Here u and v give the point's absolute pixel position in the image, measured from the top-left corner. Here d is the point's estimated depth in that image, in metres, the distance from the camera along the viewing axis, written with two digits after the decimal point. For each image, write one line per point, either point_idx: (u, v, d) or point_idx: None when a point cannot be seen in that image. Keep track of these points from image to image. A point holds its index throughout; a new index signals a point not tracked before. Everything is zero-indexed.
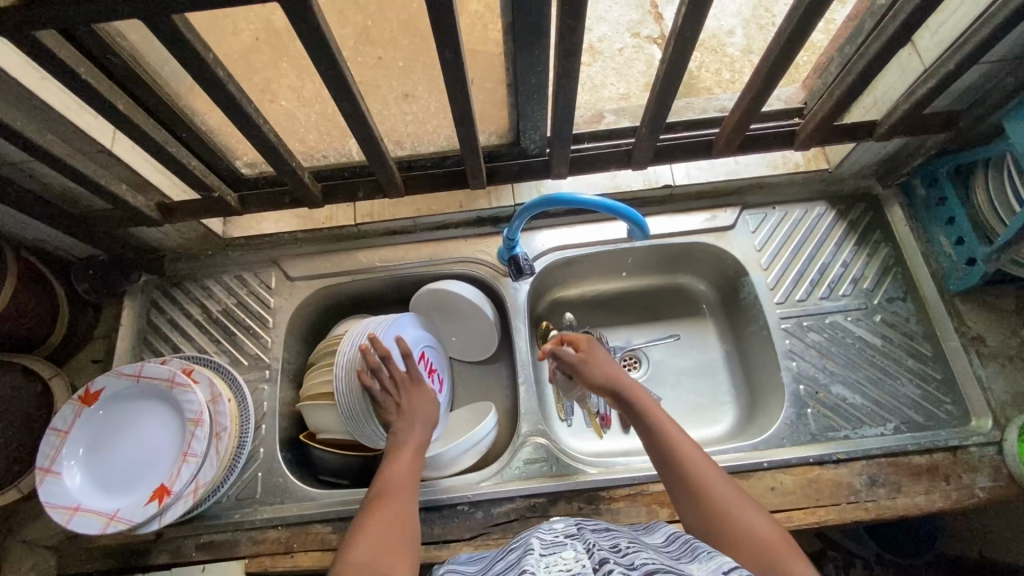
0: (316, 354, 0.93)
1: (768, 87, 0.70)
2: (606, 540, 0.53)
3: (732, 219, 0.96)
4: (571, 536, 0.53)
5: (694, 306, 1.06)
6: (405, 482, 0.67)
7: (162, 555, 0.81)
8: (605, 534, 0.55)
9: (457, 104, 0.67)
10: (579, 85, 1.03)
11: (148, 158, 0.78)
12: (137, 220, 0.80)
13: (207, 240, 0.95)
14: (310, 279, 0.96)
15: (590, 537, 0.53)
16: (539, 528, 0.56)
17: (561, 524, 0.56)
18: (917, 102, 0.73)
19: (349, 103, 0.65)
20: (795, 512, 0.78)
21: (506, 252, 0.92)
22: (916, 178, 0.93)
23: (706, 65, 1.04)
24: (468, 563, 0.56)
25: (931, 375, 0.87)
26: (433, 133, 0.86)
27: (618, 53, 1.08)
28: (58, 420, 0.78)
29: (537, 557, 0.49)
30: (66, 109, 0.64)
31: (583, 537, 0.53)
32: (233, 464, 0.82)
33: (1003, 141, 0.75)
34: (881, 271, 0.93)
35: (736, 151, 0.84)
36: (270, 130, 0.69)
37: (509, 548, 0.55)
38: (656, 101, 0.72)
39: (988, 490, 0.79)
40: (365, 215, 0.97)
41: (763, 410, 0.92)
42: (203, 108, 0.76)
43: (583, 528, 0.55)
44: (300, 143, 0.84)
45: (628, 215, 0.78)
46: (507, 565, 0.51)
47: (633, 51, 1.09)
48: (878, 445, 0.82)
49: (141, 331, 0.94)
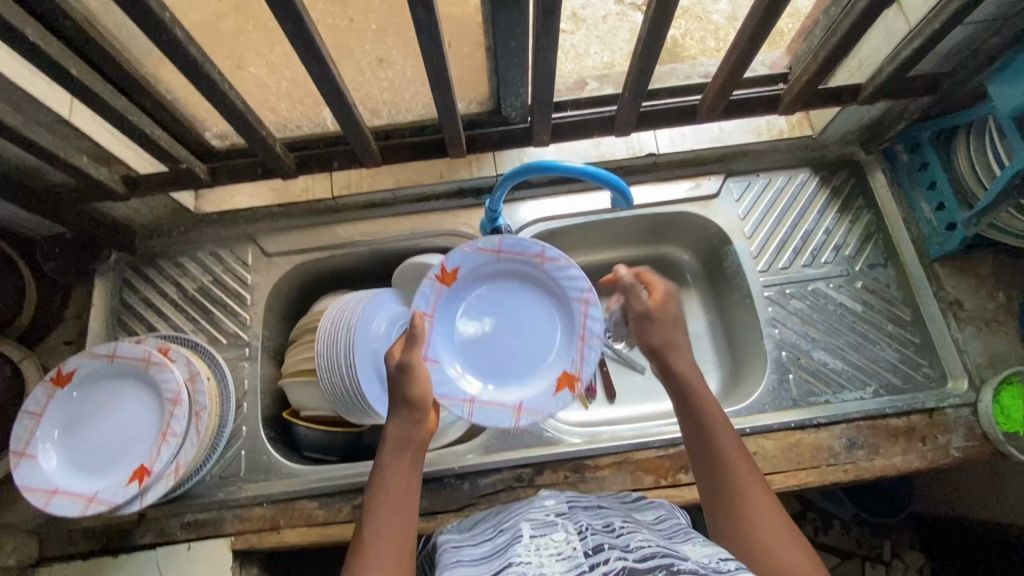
0: (297, 330, 0.92)
1: (753, 47, 0.68)
2: (598, 519, 0.54)
3: (716, 187, 0.95)
4: (562, 515, 0.54)
5: (678, 276, 1.05)
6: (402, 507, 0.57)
7: (146, 535, 0.80)
8: (596, 512, 0.56)
9: (433, 66, 0.64)
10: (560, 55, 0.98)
11: (110, 129, 0.75)
12: (101, 195, 0.76)
13: (178, 215, 0.92)
14: (288, 255, 0.94)
15: (581, 517, 0.54)
16: (531, 506, 0.57)
17: (552, 502, 0.57)
18: (902, 64, 0.72)
19: (319, 67, 0.62)
20: (776, 475, 0.80)
21: (489, 224, 0.89)
22: (900, 143, 0.92)
23: (689, 33, 0.97)
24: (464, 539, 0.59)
25: (909, 340, 0.88)
26: (411, 101, 0.83)
27: (602, 20, 1.01)
28: (31, 402, 0.76)
29: (528, 543, 0.51)
30: (16, 75, 0.60)
31: (573, 515, 0.54)
32: (215, 443, 0.81)
33: (983, 104, 0.75)
34: (863, 238, 0.93)
35: (719, 116, 0.83)
36: (237, 97, 0.65)
37: (502, 526, 0.56)
38: (639, 64, 0.69)
39: (962, 449, 0.81)
40: (343, 187, 0.95)
41: (746, 378, 0.93)
42: (167, 75, 0.72)
43: (574, 506, 0.56)
44: (272, 113, 0.81)
45: (612, 182, 0.76)
46: (498, 550, 0.52)
47: (618, 18, 1.02)
48: (857, 409, 0.83)
49: (114, 311, 0.91)
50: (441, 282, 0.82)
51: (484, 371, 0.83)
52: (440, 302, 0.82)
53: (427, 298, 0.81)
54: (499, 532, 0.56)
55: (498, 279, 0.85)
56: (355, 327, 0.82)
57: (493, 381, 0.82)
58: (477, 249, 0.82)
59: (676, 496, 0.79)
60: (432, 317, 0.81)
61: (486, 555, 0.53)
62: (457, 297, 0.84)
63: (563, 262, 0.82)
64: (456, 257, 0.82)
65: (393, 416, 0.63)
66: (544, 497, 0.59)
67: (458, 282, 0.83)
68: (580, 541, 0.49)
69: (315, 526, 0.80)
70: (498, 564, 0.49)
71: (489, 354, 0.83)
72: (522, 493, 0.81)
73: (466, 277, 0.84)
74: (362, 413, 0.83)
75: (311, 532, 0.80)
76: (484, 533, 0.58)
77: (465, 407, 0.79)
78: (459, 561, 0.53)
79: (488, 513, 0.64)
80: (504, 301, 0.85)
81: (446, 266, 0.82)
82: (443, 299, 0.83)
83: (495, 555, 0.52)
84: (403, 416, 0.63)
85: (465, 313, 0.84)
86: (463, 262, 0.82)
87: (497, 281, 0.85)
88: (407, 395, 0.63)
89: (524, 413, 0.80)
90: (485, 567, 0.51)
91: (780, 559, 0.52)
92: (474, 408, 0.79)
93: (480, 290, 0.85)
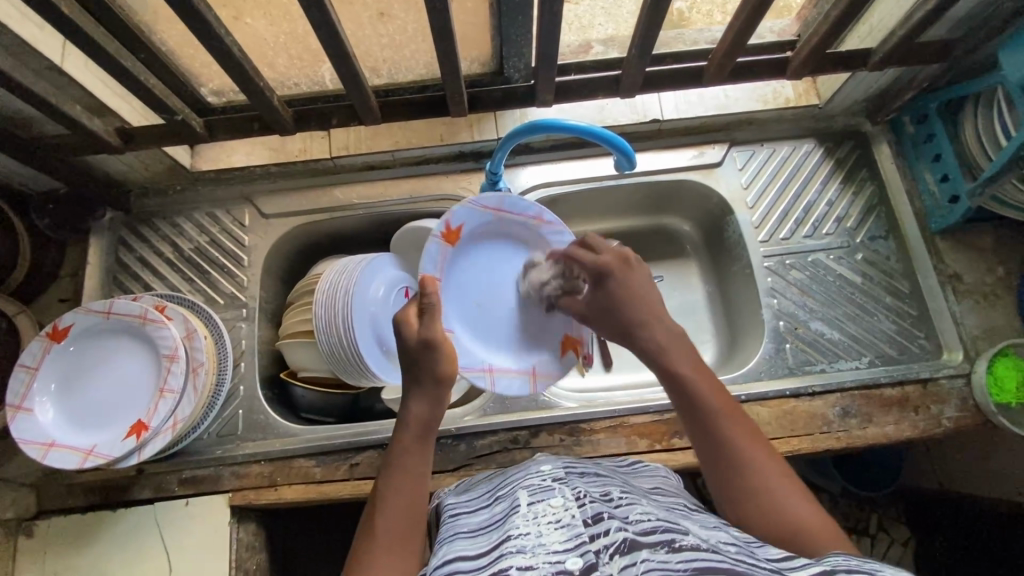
0: (295, 293, 0.92)
1: (764, 4, 0.66)
2: (596, 488, 0.54)
3: (720, 156, 0.95)
4: (559, 481, 0.54)
5: (678, 247, 1.05)
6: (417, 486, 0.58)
7: (144, 490, 0.80)
8: (593, 480, 0.56)
9: (435, 15, 0.62)
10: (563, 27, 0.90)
11: (104, 79, 0.73)
12: (95, 146, 0.75)
13: (173, 173, 0.90)
14: (286, 216, 0.93)
15: (579, 484, 0.54)
16: (528, 473, 0.58)
17: (549, 468, 0.58)
18: (914, 27, 0.70)
19: (318, 11, 0.60)
20: (769, 442, 0.80)
21: (489, 187, 0.87)
22: (907, 114, 0.91)
23: (697, 6, 0.88)
24: (464, 504, 0.59)
25: (907, 312, 0.88)
26: (411, 59, 0.82)
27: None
28: (26, 356, 0.75)
29: (525, 511, 0.51)
30: (6, 17, 0.58)
31: (571, 482, 0.54)
32: (213, 402, 0.81)
33: (995, 73, 0.73)
34: (865, 210, 0.93)
35: (727, 79, 0.81)
36: (233, 43, 0.63)
37: (499, 494, 0.58)
38: (646, 22, 0.67)
39: (953, 420, 0.81)
40: (341, 147, 0.92)
41: (742, 347, 0.93)
42: (160, 25, 0.70)
43: (572, 473, 0.57)
44: (270, 68, 0.79)
45: (615, 143, 0.74)
46: (497, 519, 0.53)
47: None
48: (852, 378, 0.84)
49: (110, 270, 0.90)
50: (446, 241, 0.77)
51: (495, 338, 0.81)
52: (443, 263, 0.78)
53: (433, 260, 0.76)
54: (498, 500, 0.57)
55: (494, 237, 0.82)
56: (353, 290, 0.82)
57: (507, 348, 0.81)
58: (478, 206, 0.78)
59: (670, 460, 0.80)
60: (439, 280, 0.77)
61: (486, 523, 0.53)
62: (458, 256, 0.79)
63: (557, 223, 0.82)
64: (460, 213, 0.77)
65: (421, 393, 0.62)
66: (540, 464, 0.60)
67: (460, 240, 0.79)
68: (578, 508, 0.49)
69: (311, 483, 0.81)
70: (495, 535, 0.49)
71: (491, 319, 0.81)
72: (518, 454, 0.81)
73: (467, 235, 0.79)
74: (360, 375, 0.83)
75: (307, 489, 0.80)
76: (484, 500, 0.58)
77: (487, 377, 0.77)
78: (461, 527, 0.54)
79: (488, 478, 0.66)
80: (506, 263, 0.82)
81: (450, 224, 0.76)
82: (448, 260, 0.78)
83: (496, 524, 0.52)
84: (432, 396, 0.62)
85: (464, 275, 0.80)
86: (471, 219, 0.78)
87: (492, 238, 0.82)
88: (435, 372, 0.62)
89: (537, 377, 0.81)
90: (485, 535, 0.51)
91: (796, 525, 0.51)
92: (495, 377, 0.78)
93: (477, 248, 0.81)
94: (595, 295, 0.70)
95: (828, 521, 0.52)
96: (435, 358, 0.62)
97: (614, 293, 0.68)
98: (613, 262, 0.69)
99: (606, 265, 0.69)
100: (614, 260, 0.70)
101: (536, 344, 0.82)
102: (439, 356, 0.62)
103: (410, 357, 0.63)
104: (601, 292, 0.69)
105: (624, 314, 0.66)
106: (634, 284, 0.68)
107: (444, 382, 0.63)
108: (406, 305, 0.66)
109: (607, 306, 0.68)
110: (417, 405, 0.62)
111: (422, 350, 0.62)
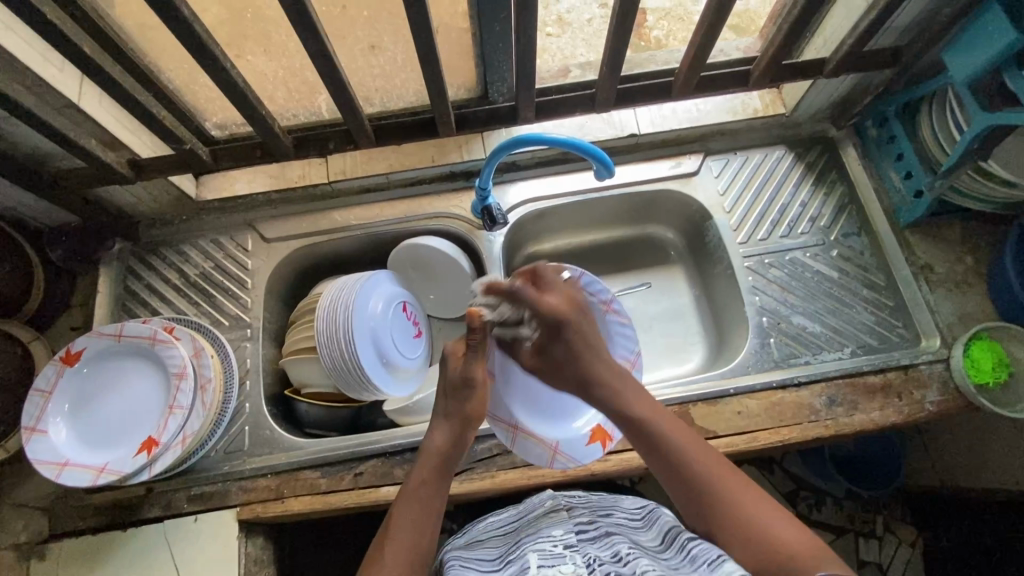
0: (297, 312, 0.95)
1: (719, 21, 0.72)
2: (605, 550, 0.57)
3: (696, 166, 1.00)
4: (571, 548, 0.57)
5: (663, 254, 1.10)
6: (429, 511, 0.61)
7: (153, 508, 0.82)
8: (604, 543, 0.59)
9: (421, 41, 0.68)
10: (543, 55, 0.98)
11: (118, 117, 0.78)
12: (108, 177, 0.80)
13: (180, 203, 0.95)
14: (287, 239, 0.97)
15: (589, 549, 0.57)
16: (539, 538, 0.60)
17: (560, 533, 0.61)
18: (861, 35, 0.77)
19: (314, 41, 0.65)
20: (759, 432, 0.83)
21: (479, 203, 0.93)
22: (869, 119, 0.97)
23: (673, 33, 0.99)
24: (472, 559, 0.61)
25: (884, 303, 0.92)
26: (402, 86, 0.88)
27: (587, 23, 1.00)
28: (41, 380, 0.78)
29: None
30: (30, 60, 0.63)
31: (582, 549, 0.57)
32: (219, 419, 0.84)
33: (942, 75, 0.79)
34: (837, 209, 0.98)
35: (695, 91, 0.87)
36: (237, 75, 0.69)
37: (509, 556, 0.60)
38: (613, 40, 0.74)
39: (936, 404, 0.84)
40: (339, 172, 0.98)
41: (730, 345, 0.97)
42: (168, 65, 0.76)
43: (583, 539, 0.60)
44: (270, 101, 0.85)
45: (594, 154, 0.79)
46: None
47: (603, 22, 1.00)
48: (836, 367, 0.87)
49: (118, 297, 0.94)
50: (518, 295, 0.81)
51: (528, 402, 0.85)
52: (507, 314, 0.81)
53: (506, 308, 0.79)
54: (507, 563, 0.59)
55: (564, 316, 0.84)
56: (353, 305, 0.86)
57: (543, 417, 0.85)
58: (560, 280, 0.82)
59: None
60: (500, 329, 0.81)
61: None
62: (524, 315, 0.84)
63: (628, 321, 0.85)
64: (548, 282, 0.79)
65: (446, 430, 0.69)
66: (552, 527, 0.63)
67: None
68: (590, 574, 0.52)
69: (317, 494, 0.83)
70: None
71: (534, 387, 0.86)
72: (517, 456, 0.83)
73: None
74: (361, 388, 0.86)
75: (313, 500, 0.82)
76: (494, 561, 0.60)
77: (510, 434, 0.81)
78: None
79: (501, 533, 0.67)
80: None
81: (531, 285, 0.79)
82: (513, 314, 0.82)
83: None
84: (454, 432, 0.69)
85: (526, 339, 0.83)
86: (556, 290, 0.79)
87: None
88: (463, 409, 0.70)
89: (559, 454, 0.82)
90: None
91: (781, 540, 0.54)
92: (517, 436, 0.82)
93: None
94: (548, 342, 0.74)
95: (819, 542, 0.54)
96: (467, 393, 0.71)
97: (568, 341, 0.73)
98: (562, 306, 0.75)
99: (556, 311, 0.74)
100: (563, 305, 0.76)
101: (573, 418, 0.86)
102: (474, 395, 0.71)
103: (448, 391, 0.71)
104: (554, 342, 0.73)
105: (580, 369, 0.71)
106: (585, 330, 0.74)
107: (471, 424, 0.70)
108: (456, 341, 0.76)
109: (560, 355, 0.73)
110: (440, 438, 0.69)
111: (459, 383, 0.71)
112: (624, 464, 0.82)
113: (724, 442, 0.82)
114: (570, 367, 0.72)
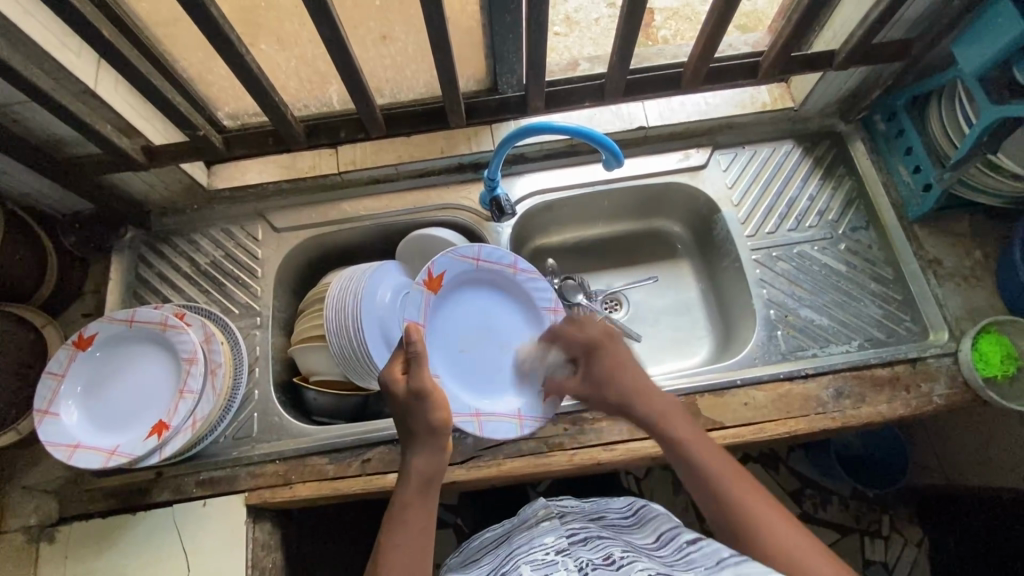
0: (306, 301, 0.96)
1: (729, 11, 0.73)
2: (597, 552, 0.57)
3: (704, 159, 1.00)
4: (563, 554, 0.58)
5: (670, 247, 1.10)
6: (422, 526, 0.60)
7: (162, 493, 0.83)
8: (596, 544, 0.59)
9: (434, 30, 0.69)
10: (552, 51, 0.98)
11: (134, 103, 0.79)
12: (122, 164, 0.81)
13: (192, 192, 0.96)
14: (296, 229, 0.98)
15: (581, 554, 0.57)
16: (530, 547, 0.61)
17: (552, 539, 0.61)
18: (870, 27, 0.77)
19: (329, 28, 0.66)
20: (766, 423, 0.83)
21: (488, 195, 0.94)
22: (877, 113, 0.97)
23: (681, 33, 0.99)
24: None
25: (892, 297, 0.92)
26: (412, 77, 0.89)
27: (595, 23, 0.99)
28: (53, 364, 0.79)
29: None
30: (49, 45, 0.64)
31: (574, 553, 0.58)
32: (228, 405, 0.85)
33: (951, 68, 0.79)
34: (845, 203, 0.98)
35: (704, 83, 0.87)
36: (253, 61, 0.70)
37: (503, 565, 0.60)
38: (623, 30, 0.74)
39: (945, 397, 0.84)
40: (349, 163, 0.98)
41: (737, 338, 0.97)
42: (183, 53, 0.77)
43: (576, 543, 0.60)
44: (283, 91, 0.86)
45: (603, 143, 0.80)
46: None
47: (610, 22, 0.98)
48: (843, 360, 0.87)
49: (130, 285, 0.95)
50: (430, 289, 0.82)
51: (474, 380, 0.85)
52: (428, 308, 0.83)
53: (416, 305, 0.81)
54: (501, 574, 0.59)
55: (476, 287, 0.88)
56: (361, 294, 0.87)
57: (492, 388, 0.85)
58: (460, 256, 0.84)
59: None
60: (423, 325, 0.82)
61: None
62: (441, 302, 0.85)
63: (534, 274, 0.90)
64: (440, 262, 0.82)
65: (419, 448, 0.63)
66: (544, 535, 0.63)
67: (443, 288, 0.84)
68: None
69: (324, 480, 0.83)
70: None
71: (472, 363, 0.86)
72: (523, 445, 0.83)
73: (450, 282, 0.85)
74: (369, 376, 0.87)
75: (320, 486, 0.83)
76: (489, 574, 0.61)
77: (475, 422, 0.80)
78: None
79: (496, 547, 0.68)
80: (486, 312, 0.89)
81: (432, 271, 0.82)
82: (432, 305, 0.83)
83: None
84: (431, 448, 0.63)
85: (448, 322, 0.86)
86: (453, 265, 0.84)
87: (473, 289, 0.88)
88: (429, 424, 0.63)
89: (524, 420, 0.84)
90: None
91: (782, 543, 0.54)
92: (483, 421, 0.81)
93: (460, 298, 0.87)
94: (585, 367, 0.80)
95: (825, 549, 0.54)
96: (424, 408, 0.63)
97: (606, 362, 0.77)
98: (598, 336, 0.80)
99: (594, 339, 0.80)
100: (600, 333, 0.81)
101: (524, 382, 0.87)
102: (433, 408, 0.63)
103: (403, 410, 0.64)
104: (593, 362, 0.79)
105: (619, 390, 0.74)
106: (621, 355, 0.78)
107: (442, 433, 0.63)
108: (392, 360, 0.66)
109: (597, 374, 0.77)
110: (416, 459, 0.63)
111: (412, 402, 0.63)
112: (630, 453, 0.82)
113: (731, 433, 0.82)
114: (607, 391, 0.75)
